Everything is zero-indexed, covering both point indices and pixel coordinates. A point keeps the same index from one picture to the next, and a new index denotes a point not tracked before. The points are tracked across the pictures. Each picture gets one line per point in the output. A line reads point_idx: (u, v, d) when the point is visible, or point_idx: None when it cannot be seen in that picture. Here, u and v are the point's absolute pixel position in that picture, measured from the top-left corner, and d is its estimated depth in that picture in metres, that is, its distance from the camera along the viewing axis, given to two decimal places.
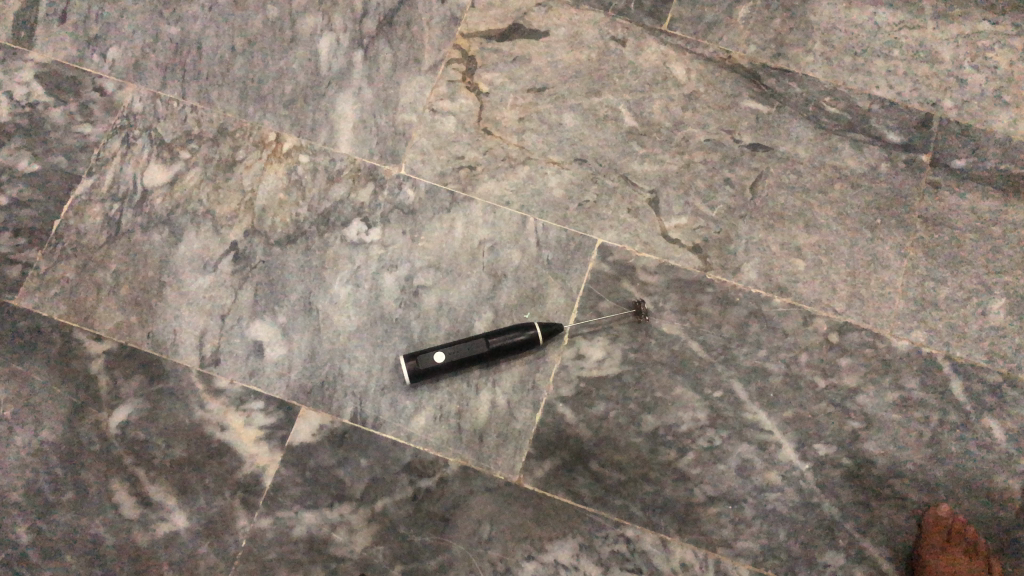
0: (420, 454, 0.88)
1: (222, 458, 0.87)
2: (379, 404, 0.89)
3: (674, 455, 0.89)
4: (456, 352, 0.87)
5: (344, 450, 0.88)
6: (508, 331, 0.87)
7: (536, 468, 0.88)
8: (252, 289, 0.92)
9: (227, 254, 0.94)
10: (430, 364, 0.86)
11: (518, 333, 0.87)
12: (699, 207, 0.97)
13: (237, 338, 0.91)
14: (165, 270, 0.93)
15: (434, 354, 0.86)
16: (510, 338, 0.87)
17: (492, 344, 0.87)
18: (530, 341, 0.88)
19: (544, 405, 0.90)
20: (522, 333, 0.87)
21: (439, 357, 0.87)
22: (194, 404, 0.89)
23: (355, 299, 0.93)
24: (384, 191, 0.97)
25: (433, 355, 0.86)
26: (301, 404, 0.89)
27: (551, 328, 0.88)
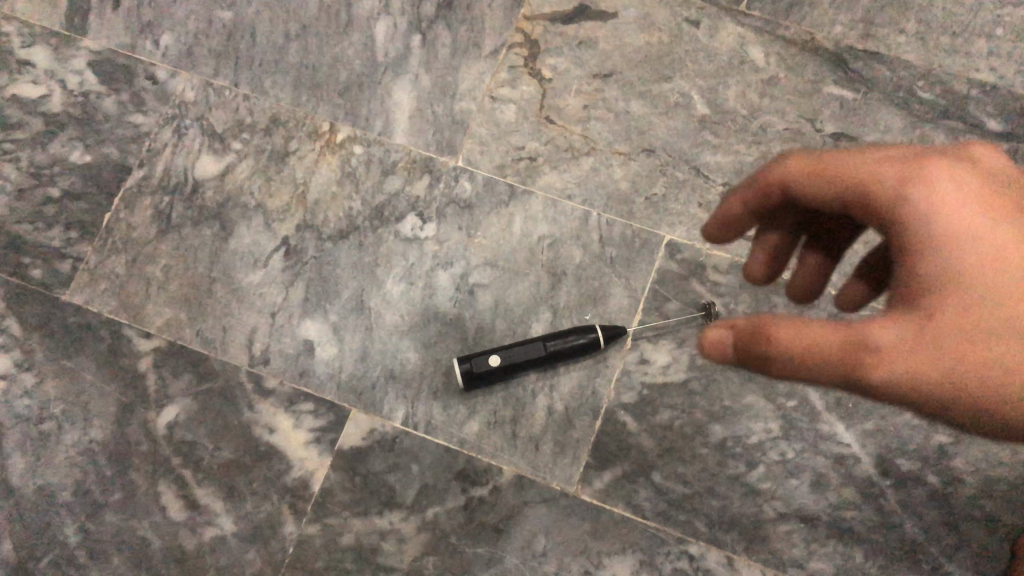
0: (472, 462, 0.84)
1: (271, 460, 0.84)
2: (431, 408, 0.85)
3: (742, 469, 0.83)
4: (511, 357, 0.83)
5: (394, 455, 0.84)
6: (565, 334, 0.83)
7: (596, 480, 0.84)
8: (303, 285, 0.89)
9: (278, 249, 0.91)
10: (485, 367, 0.82)
11: (575, 336, 0.83)
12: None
13: (287, 337, 0.88)
14: (216, 265, 0.90)
15: (489, 357, 0.82)
16: (568, 341, 0.82)
17: (550, 348, 0.83)
18: (591, 346, 0.83)
19: (605, 413, 0.85)
20: (580, 336, 0.83)
21: (494, 360, 0.82)
22: (243, 404, 0.86)
23: (408, 298, 0.89)
24: (440, 184, 0.93)
25: (488, 359, 0.82)
26: (351, 406, 0.86)
27: (612, 332, 0.83)
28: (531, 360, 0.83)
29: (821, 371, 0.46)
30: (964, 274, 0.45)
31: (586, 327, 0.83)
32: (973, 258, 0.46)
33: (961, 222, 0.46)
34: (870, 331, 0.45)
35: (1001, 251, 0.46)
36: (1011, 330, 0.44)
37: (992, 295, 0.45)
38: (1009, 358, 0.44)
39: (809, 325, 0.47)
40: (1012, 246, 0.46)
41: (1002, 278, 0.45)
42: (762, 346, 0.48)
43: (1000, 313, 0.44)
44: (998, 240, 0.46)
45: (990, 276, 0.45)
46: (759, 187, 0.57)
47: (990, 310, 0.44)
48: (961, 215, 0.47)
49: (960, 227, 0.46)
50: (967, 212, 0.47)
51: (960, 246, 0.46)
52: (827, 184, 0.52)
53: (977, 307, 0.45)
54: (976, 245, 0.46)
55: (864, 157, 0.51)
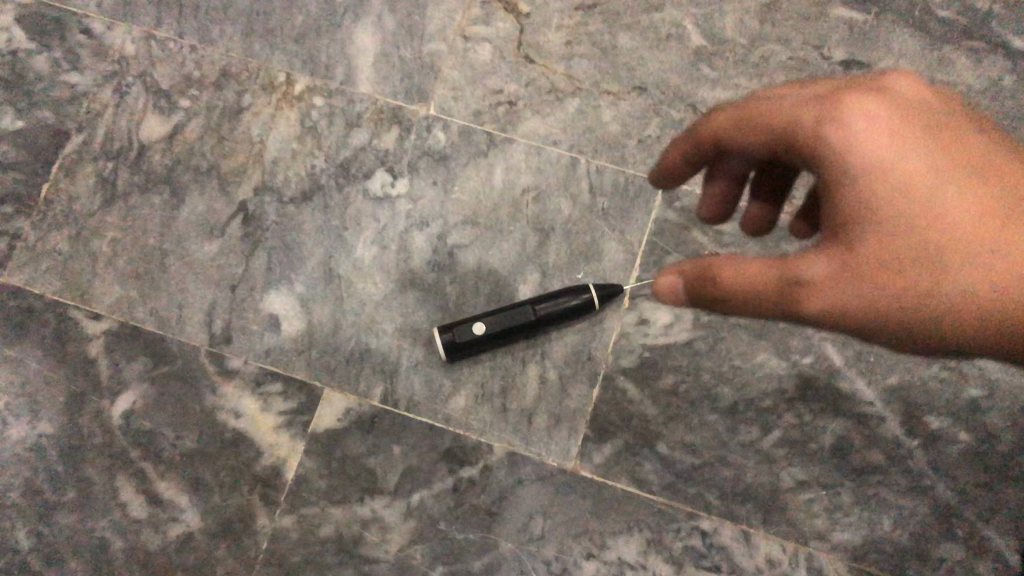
0: (459, 440, 0.76)
1: (238, 448, 0.77)
2: (411, 382, 0.78)
3: (756, 435, 0.76)
4: (498, 323, 0.75)
5: (374, 436, 0.77)
6: (556, 295, 0.75)
7: (596, 454, 0.76)
8: (265, 255, 0.81)
9: (236, 215, 0.82)
10: (469, 337, 0.74)
11: (567, 297, 0.75)
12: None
13: (250, 312, 0.80)
14: (168, 236, 0.82)
15: (474, 325, 0.75)
16: (559, 303, 0.75)
17: (539, 311, 0.75)
18: (585, 307, 0.75)
19: (603, 380, 0.77)
20: (572, 297, 0.75)
21: (478, 328, 0.75)
22: (205, 388, 0.78)
23: (381, 263, 0.81)
24: (410, 135, 0.84)
25: (472, 327, 0.75)
26: (323, 385, 0.78)
27: (608, 291, 0.75)
28: (519, 326, 0.75)
29: (761, 305, 0.50)
30: (881, 207, 0.47)
31: (579, 286, 0.75)
32: (889, 189, 0.47)
33: (876, 157, 0.48)
34: (800, 270, 0.48)
35: (915, 179, 0.47)
36: (927, 257, 0.47)
37: (909, 223, 0.47)
38: (926, 284, 0.47)
39: (746, 265, 0.50)
40: (925, 173, 0.48)
41: (919, 207, 0.47)
42: (710, 287, 0.52)
43: (915, 241, 0.47)
44: (911, 169, 0.48)
45: (908, 202, 0.47)
46: (695, 140, 0.58)
47: (907, 240, 0.47)
48: (875, 149, 0.48)
49: (875, 164, 0.48)
50: (881, 145, 0.48)
51: (875, 179, 0.48)
52: (756, 134, 0.53)
53: (894, 239, 0.47)
54: (891, 178, 0.47)
55: (787, 104, 0.51)
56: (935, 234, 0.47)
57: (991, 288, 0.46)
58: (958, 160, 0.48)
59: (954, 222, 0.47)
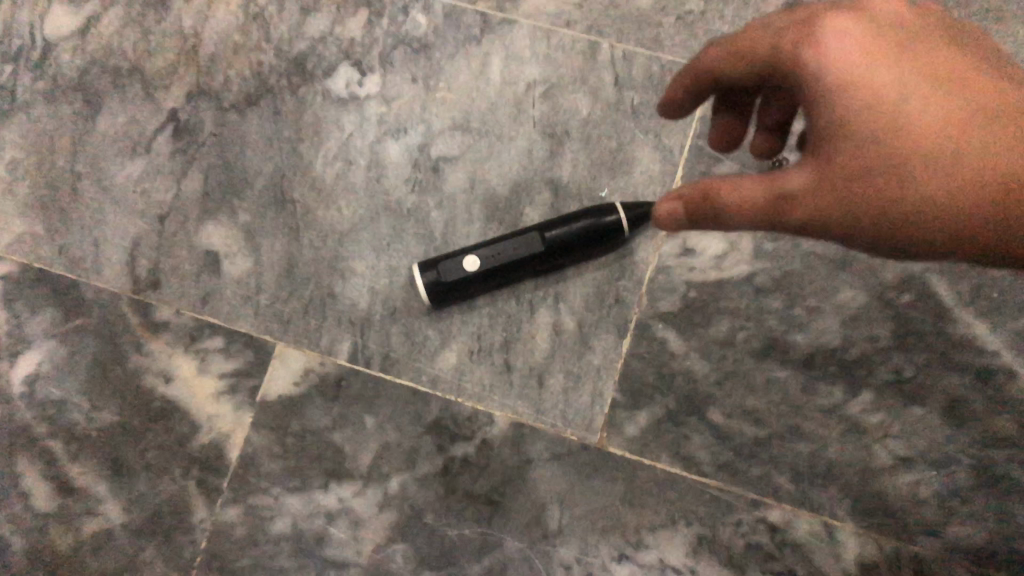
0: (450, 407, 0.59)
1: (169, 422, 0.60)
2: (388, 335, 0.61)
3: (838, 396, 0.58)
4: (497, 255, 0.57)
5: (340, 404, 0.60)
6: (571, 218, 0.57)
7: (627, 424, 0.58)
8: (201, 177, 0.64)
9: (164, 127, 0.65)
10: (460, 276, 0.57)
11: (586, 219, 0.57)
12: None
13: (183, 249, 0.63)
14: (79, 155, 0.64)
15: (466, 257, 0.57)
16: (575, 227, 0.57)
17: (550, 238, 0.57)
18: (610, 232, 0.57)
19: (635, 329, 0.59)
20: (593, 219, 0.57)
21: (471, 264, 0.57)
22: (128, 347, 0.61)
23: (347, 184, 0.63)
24: (382, 20, 0.65)
25: (463, 260, 0.57)
26: (276, 340, 0.61)
27: (641, 211, 0.57)
28: (524, 258, 0.57)
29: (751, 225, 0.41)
30: (863, 111, 0.38)
31: (602, 205, 0.58)
32: (872, 92, 0.38)
33: (856, 59, 0.38)
34: (775, 182, 0.39)
35: (903, 79, 0.38)
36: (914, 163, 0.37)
37: (904, 126, 0.38)
38: (914, 193, 0.38)
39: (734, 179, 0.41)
40: (913, 72, 0.38)
41: (906, 108, 0.38)
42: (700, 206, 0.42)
43: (904, 145, 0.38)
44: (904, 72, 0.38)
45: (899, 105, 0.38)
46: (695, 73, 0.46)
47: (892, 145, 0.38)
48: (856, 51, 0.38)
49: (854, 65, 0.38)
50: (861, 46, 0.38)
51: (855, 82, 0.38)
52: (729, 56, 0.43)
53: (879, 144, 0.38)
54: (873, 79, 0.38)
55: (759, 23, 0.42)
56: (925, 137, 0.37)
57: (989, 195, 0.37)
58: (954, 57, 0.39)
59: (947, 122, 0.37)
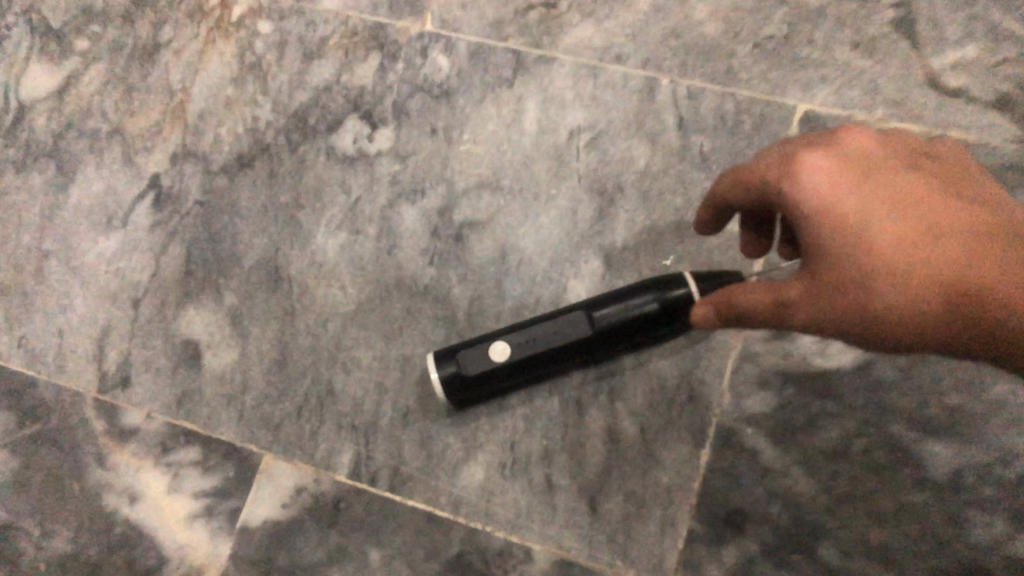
0: (476, 539, 0.46)
1: (132, 555, 0.49)
2: (399, 444, 0.48)
3: (994, 528, 0.44)
4: (533, 340, 0.45)
5: (339, 533, 0.47)
6: (627, 293, 0.45)
7: (709, 563, 0.45)
8: (183, 252, 0.54)
9: (145, 195, 0.55)
10: (487, 367, 0.45)
11: (646, 293, 0.44)
12: (990, 28, 0.50)
13: (158, 339, 0.52)
14: (48, 231, 0.55)
15: (494, 343, 0.45)
16: (632, 304, 0.44)
17: (600, 319, 0.44)
18: (678, 310, 0.44)
19: (715, 437, 0.47)
20: (655, 293, 0.44)
21: (500, 353, 0.45)
22: (88, 459, 0.50)
23: (353, 256, 0.52)
24: (398, 63, 0.55)
25: (490, 347, 0.45)
26: (261, 450, 0.49)
27: (720, 283, 0.44)
28: (567, 344, 0.45)
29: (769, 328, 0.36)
30: (838, 224, 0.33)
31: (667, 276, 0.45)
32: (847, 205, 0.33)
33: (829, 174, 0.34)
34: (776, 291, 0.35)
35: (878, 192, 0.34)
36: (892, 274, 0.32)
37: (887, 244, 0.33)
38: (892, 305, 0.33)
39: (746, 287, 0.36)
40: (893, 199, 0.33)
41: (883, 219, 0.33)
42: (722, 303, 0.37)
43: (886, 264, 0.33)
44: (888, 199, 0.33)
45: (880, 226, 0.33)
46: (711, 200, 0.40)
47: (869, 257, 0.33)
48: (828, 167, 0.34)
49: (827, 180, 0.34)
50: (833, 161, 0.34)
51: (829, 195, 0.33)
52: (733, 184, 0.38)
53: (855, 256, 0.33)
54: (847, 192, 0.33)
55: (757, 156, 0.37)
56: (903, 248, 0.32)
57: (968, 310, 0.32)
58: (933, 175, 0.35)
59: (926, 232, 0.33)
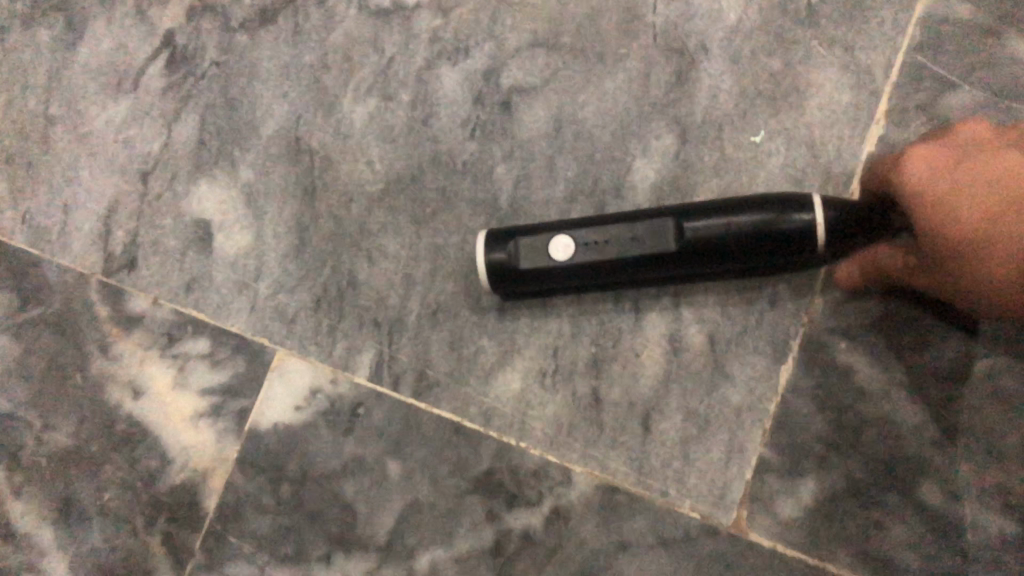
0: (509, 455, 0.40)
1: (135, 451, 0.44)
2: (427, 343, 0.42)
3: None
4: (603, 243, 0.37)
5: (355, 440, 0.42)
6: (729, 208, 0.36)
7: (782, 500, 0.38)
8: (198, 121, 0.47)
9: (159, 57, 0.49)
10: (544, 264, 0.37)
11: (754, 217, 0.36)
12: None
13: (168, 217, 0.47)
14: (55, 94, 0.50)
15: (557, 238, 0.37)
16: (736, 224, 0.36)
17: (689, 236, 0.36)
18: (788, 240, 0.36)
19: (799, 350, 0.39)
20: (764, 218, 0.36)
21: (565, 250, 0.37)
22: (93, 345, 0.46)
23: (383, 127, 0.45)
24: None
25: (553, 243, 0.37)
26: (275, 344, 0.44)
27: (852, 214, 0.36)
28: (643, 257, 0.36)
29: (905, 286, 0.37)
30: (932, 201, 0.33)
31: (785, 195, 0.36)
32: (942, 184, 0.33)
33: (922, 159, 0.34)
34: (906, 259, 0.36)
35: (974, 170, 0.33)
36: (992, 245, 0.32)
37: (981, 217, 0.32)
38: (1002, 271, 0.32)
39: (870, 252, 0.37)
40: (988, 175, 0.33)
41: (976, 192, 0.33)
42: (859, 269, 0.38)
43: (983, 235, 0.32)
44: (983, 176, 0.33)
45: (972, 199, 0.33)
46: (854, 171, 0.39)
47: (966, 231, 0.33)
48: (923, 153, 0.35)
49: (918, 165, 0.34)
50: (931, 149, 0.35)
51: (922, 177, 0.34)
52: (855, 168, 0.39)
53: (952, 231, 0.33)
54: (938, 172, 0.34)
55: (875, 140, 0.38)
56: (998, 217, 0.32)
57: None
58: None
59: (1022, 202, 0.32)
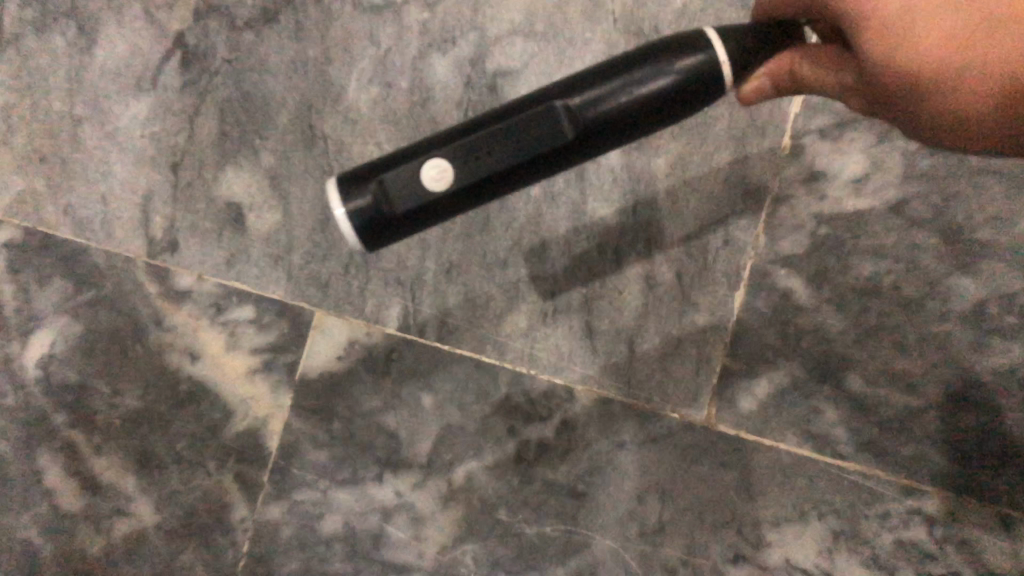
0: (522, 381, 0.49)
1: (199, 407, 0.52)
2: (444, 295, 0.50)
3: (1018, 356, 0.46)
4: (485, 156, 0.30)
5: (392, 381, 0.50)
6: (614, 71, 0.32)
7: (741, 397, 0.48)
8: (217, 115, 0.53)
9: (170, 56, 0.54)
10: (421, 201, 0.31)
11: (662, 75, 0.31)
12: None
13: (202, 203, 0.53)
14: (78, 97, 0.54)
15: (428, 166, 0.30)
16: (644, 93, 0.31)
17: (597, 116, 0.31)
18: (693, 86, 0.31)
19: (749, 278, 0.48)
20: (675, 73, 0.31)
21: (439, 177, 0.30)
22: (148, 321, 0.53)
23: (387, 112, 0.52)
24: None
25: (425, 171, 0.30)
26: (313, 306, 0.51)
27: (749, 46, 0.33)
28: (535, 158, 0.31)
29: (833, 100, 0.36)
30: (884, 25, 0.32)
31: (667, 40, 0.32)
32: (890, 6, 0.32)
33: None
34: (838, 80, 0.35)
35: None
36: (939, 78, 0.32)
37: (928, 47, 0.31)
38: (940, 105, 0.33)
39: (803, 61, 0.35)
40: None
41: (925, 19, 0.31)
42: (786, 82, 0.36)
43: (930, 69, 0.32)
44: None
45: (920, 27, 0.31)
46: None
47: (911, 65, 0.32)
48: None
49: None
50: None
51: None
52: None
53: (900, 64, 0.32)
54: None
55: None
56: (947, 47, 0.31)
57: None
58: None
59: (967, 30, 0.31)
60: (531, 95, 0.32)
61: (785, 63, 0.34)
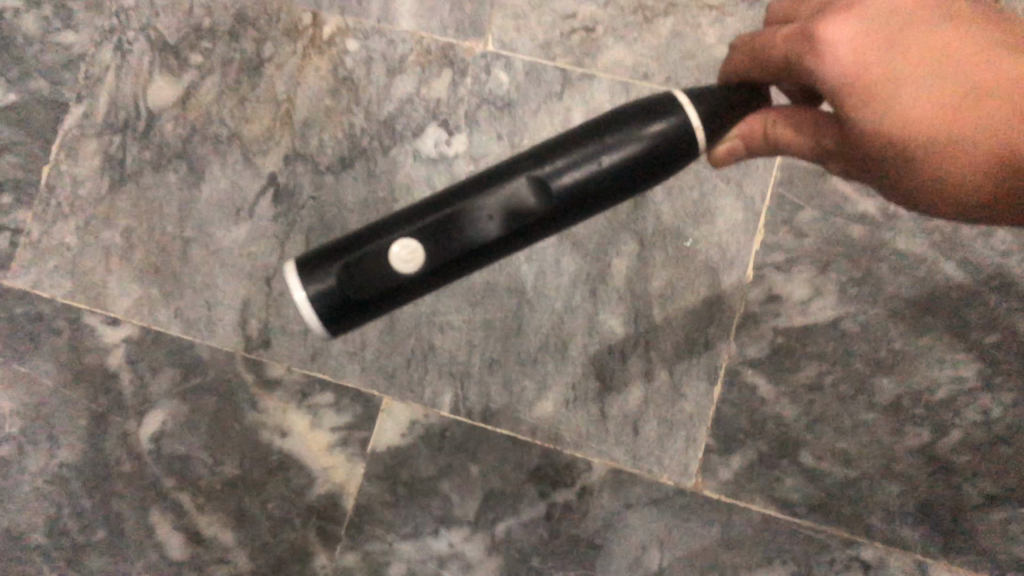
0: (550, 455, 0.63)
1: (287, 474, 0.64)
2: (487, 386, 0.64)
3: (925, 437, 0.62)
4: (449, 237, 0.40)
5: (446, 454, 0.63)
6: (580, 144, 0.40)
7: (720, 468, 0.62)
8: (303, 239, 0.67)
9: (266, 191, 0.68)
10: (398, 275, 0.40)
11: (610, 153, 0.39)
12: None
13: (290, 308, 0.66)
14: (188, 221, 0.68)
15: (397, 249, 0.39)
16: (606, 163, 0.39)
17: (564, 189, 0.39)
18: (657, 158, 0.40)
19: (725, 375, 0.63)
20: (621, 150, 0.39)
21: (409, 257, 0.40)
22: (245, 404, 0.65)
23: None
24: (466, 79, 0.67)
25: (396, 253, 0.39)
26: (381, 393, 0.64)
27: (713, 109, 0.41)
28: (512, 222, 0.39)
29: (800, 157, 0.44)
30: (867, 98, 0.39)
31: (623, 115, 0.40)
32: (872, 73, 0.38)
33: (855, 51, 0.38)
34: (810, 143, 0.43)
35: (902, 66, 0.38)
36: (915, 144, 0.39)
37: (909, 113, 0.39)
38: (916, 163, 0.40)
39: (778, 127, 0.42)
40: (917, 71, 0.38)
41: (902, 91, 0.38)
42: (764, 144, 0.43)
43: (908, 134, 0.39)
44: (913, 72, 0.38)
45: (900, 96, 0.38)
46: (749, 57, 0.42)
47: (900, 131, 0.39)
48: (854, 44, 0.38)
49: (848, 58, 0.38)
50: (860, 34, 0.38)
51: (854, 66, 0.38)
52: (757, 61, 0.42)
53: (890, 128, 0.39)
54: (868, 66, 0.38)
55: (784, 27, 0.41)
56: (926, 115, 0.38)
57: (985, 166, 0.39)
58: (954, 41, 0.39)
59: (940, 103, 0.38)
60: (506, 165, 0.41)
61: (756, 127, 0.43)
